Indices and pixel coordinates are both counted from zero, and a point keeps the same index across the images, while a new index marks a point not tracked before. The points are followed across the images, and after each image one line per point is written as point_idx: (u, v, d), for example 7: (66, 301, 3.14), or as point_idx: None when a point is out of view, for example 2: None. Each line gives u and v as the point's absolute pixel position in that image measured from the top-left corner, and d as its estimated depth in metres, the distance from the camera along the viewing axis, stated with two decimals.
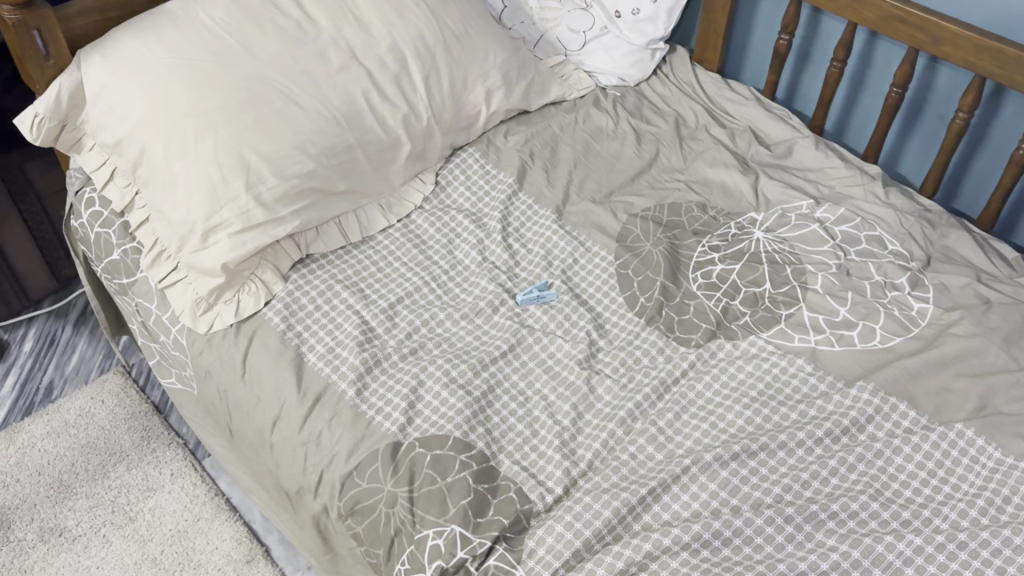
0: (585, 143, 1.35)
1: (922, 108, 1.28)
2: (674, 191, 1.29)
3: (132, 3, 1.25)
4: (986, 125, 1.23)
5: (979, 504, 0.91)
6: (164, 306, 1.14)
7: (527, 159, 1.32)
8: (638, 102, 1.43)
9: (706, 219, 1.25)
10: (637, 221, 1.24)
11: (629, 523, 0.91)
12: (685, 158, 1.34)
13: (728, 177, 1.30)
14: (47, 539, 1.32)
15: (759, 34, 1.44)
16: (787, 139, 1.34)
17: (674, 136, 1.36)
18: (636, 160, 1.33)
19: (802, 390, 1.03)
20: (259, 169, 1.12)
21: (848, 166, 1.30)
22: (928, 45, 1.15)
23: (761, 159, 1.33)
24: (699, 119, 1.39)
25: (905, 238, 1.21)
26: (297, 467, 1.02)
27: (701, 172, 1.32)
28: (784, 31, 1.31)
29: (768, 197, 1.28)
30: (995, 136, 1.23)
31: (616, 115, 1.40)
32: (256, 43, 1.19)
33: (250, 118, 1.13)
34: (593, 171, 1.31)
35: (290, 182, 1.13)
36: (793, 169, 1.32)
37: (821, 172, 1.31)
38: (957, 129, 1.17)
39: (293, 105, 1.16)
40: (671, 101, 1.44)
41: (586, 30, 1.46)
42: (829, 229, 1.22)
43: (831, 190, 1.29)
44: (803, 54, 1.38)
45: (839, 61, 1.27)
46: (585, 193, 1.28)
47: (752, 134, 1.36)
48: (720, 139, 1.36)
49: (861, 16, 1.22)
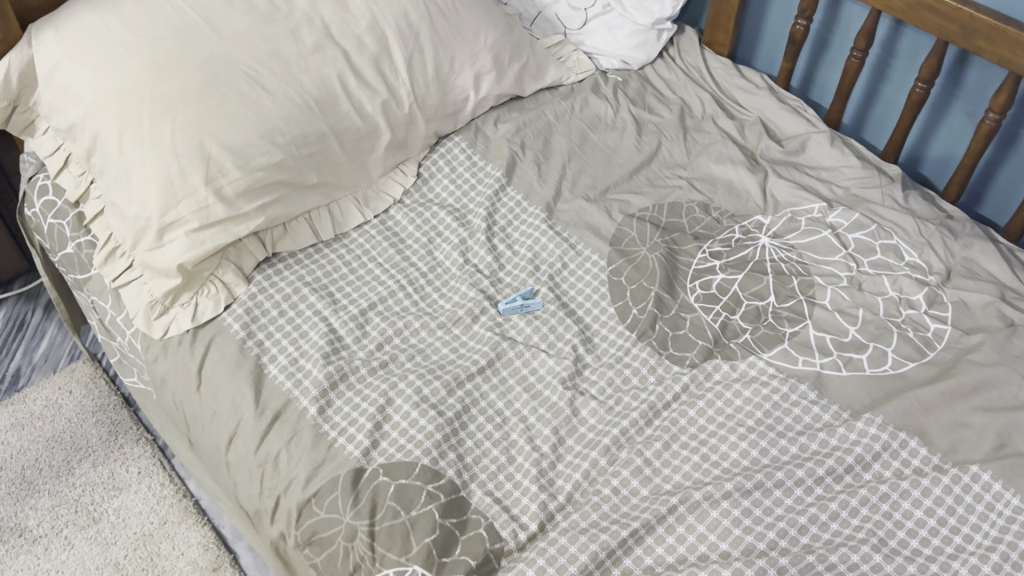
0: (581, 134, 1.25)
1: (949, 105, 1.17)
2: (675, 190, 1.19)
3: None
4: (1018, 125, 1.12)
5: (992, 559, 0.82)
6: (119, 306, 1.06)
7: (517, 151, 1.22)
8: (642, 88, 1.32)
9: (708, 222, 1.16)
10: (634, 223, 1.15)
11: (607, 568, 0.83)
12: (688, 152, 1.24)
13: (734, 175, 1.20)
14: (5, 539, 1.26)
15: (774, 17, 1.33)
16: (801, 134, 1.24)
17: (678, 128, 1.26)
18: (636, 153, 1.23)
19: (804, 420, 0.94)
20: (219, 160, 1.02)
21: (865, 166, 1.20)
22: (959, 37, 1.04)
23: (771, 156, 1.22)
24: (707, 109, 1.29)
25: (924, 249, 1.11)
26: (252, 489, 0.94)
27: (706, 169, 1.22)
28: (801, 16, 1.20)
29: (776, 199, 1.18)
30: None
31: (616, 102, 1.29)
32: (222, 19, 1.09)
33: (212, 103, 1.03)
34: (588, 165, 1.22)
35: (254, 175, 1.04)
36: (805, 167, 1.22)
37: (835, 171, 1.21)
38: (986, 131, 1.07)
39: (260, 89, 1.06)
40: (677, 87, 1.33)
41: (588, 7, 1.35)
42: (841, 237, 1.13)
43: (846, 192, 1.19)
44: (822, 42, 1.27)
45: (860, 52, 1.16)
46: (578, 189, 1.19)
47: (763, 127, 1.25)
48: (728, 132, 1.26)
49: (886, 4, 1.11)
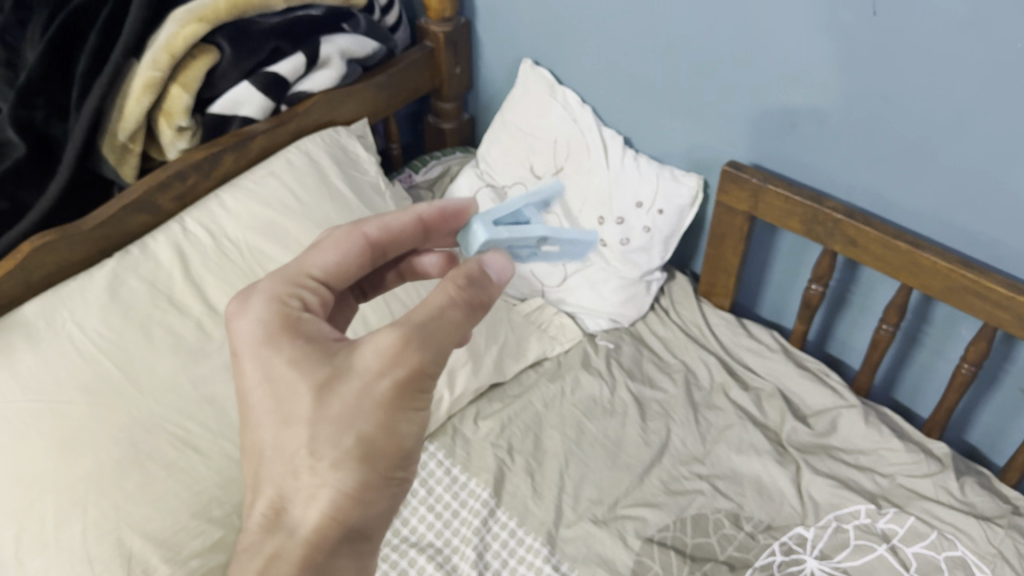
0: (576, 426, 1.07)
1: (997, 378, 1.00)
2: (696, 495, 1.00)
3: (65, 267, 0.96)
4: (1007, 373, 0.99)
5: None
6: None
7: (504, 457, 1.03)
8: (638, 355, 1.17)
9: (742, 540, 0.96)
10: (656, 552, 0.94)
11: None
12: (703, 439, 1.06)
13: (762, 470, 1.02)
14: None
15: (779, 270, 1.15)
16: (830, 410, 1.07)
17: (687, 408, 1.09)
18: (643, 448, 1.05)
19: None
20: (145, 556, 0.80)
21: (910, 449, 1.02)
22: (1015, 326, 0.87)
23: (800, 441, 1.05)
24: (715, 377, 1.13)
25: (998, 561, 0.91)
26: None
27: (727, 462, 1.03)
28: (817, 281, 1.05)
29: (816, 500, 0.99)
30: (1011, 385, 0.99)
31: (611, 379, 1.12)
32: (141, 365, 0.88)
33: (135, 485, 0.81)
34: (590, 469, 1.02)
35: (188, 565, 0.83)
36: (839, 452, 1.04)
37: (876, 455, 1.03)
38: (959, 382, 0.97)
39: (192, 452, 0.86)
40: (676, 349, 1.18)
41: (567, 262, 1.22)
42: (899, 552, 0.93)
43: (893, 483, 1.00)
44: (838, 302, 1.10)
45: (891, 325, 1.00)
46: (582, 507, 0.99)
47: (784, 401, 1.08)
48: (744, 408, 1.09)
49: (918, 282, 0.93)
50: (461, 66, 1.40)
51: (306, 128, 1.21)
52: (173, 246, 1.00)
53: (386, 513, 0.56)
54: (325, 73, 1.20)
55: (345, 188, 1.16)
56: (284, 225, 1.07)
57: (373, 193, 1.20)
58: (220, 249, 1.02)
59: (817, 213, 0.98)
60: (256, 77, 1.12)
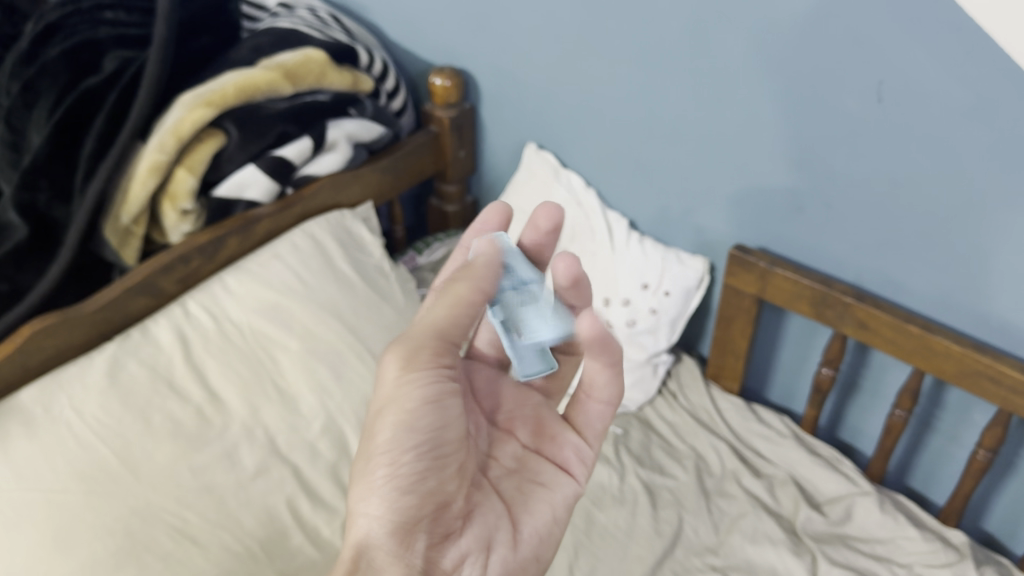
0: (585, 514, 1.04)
1: (1014, 464, 0.98)
2: None
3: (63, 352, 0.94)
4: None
5: None
6: None
7: None
8: (647, 441, 1.14)
9: None
10: None
11: None
12: (716, 529, 1.03)
13: (778, 560, 0.98)
14: None
15: (788, 355, 1.14)
16: (844, 497, 1.04)
17: (698, 496, 1.06)
18: (654, 538, 1.01)
19: None
20: None
21: (927, 537, 0.98)
22: None
23: (815, 530, 1.02)
24: (726, 464, 1.10)
25: None
26: None
27: (741, 553, 1.00)
28: (827, 365, 1.03)
29: None
30: None
31: (620, 466, 1.10)
32: (141, 453, 0.86)
33: None
34: (600, 561, 0.99)
35: None
36: (855, 540, 1.01)
37: (892, 544, 0.99)
38: (976, 469, 0.95)
39: (190, 544, 0.81)
40: (686, 435, 1.16)
41: None
42: None
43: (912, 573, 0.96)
44: (848, 387, 1.09)
45: (904, 411, 0.99)
46: None
47: (798, 489, 1.06)
48: (757, 496, 1.06)
49: (933, 366, 0.92)
50: (465, 149, 1.41)
51: (312, 211, 1.21)
52: (175, 331, 1.00)
53: (433, 513, 0.65)
54: (331, 157, 1.21)
55: (351, 271, 1.15)
56: (288, 308, 1.06)
57: (378, 276, 1.19)
58: (222, 332, 1.02)
59: (826, 296, 0.98)
60: (262, 160, 1.11)
